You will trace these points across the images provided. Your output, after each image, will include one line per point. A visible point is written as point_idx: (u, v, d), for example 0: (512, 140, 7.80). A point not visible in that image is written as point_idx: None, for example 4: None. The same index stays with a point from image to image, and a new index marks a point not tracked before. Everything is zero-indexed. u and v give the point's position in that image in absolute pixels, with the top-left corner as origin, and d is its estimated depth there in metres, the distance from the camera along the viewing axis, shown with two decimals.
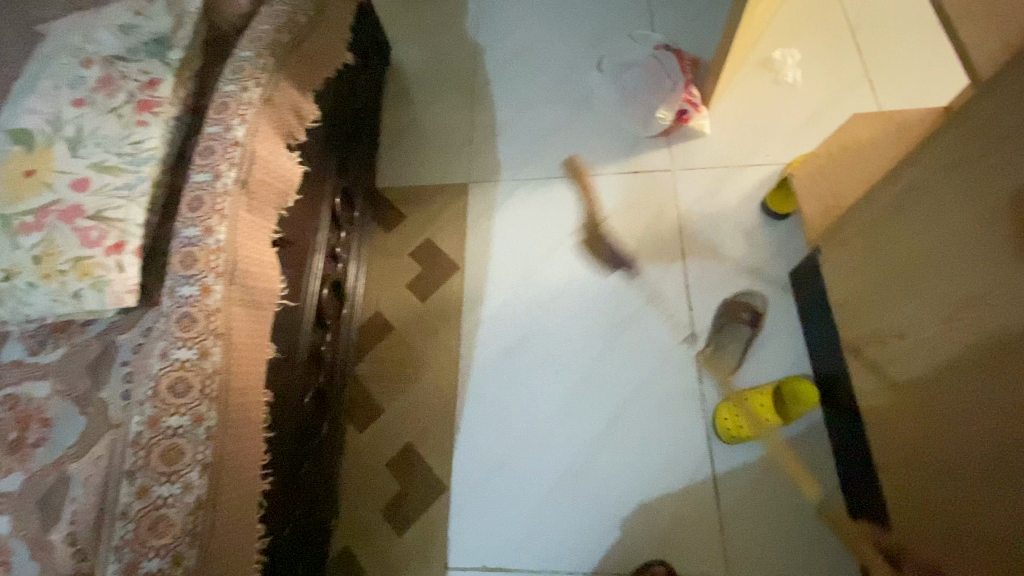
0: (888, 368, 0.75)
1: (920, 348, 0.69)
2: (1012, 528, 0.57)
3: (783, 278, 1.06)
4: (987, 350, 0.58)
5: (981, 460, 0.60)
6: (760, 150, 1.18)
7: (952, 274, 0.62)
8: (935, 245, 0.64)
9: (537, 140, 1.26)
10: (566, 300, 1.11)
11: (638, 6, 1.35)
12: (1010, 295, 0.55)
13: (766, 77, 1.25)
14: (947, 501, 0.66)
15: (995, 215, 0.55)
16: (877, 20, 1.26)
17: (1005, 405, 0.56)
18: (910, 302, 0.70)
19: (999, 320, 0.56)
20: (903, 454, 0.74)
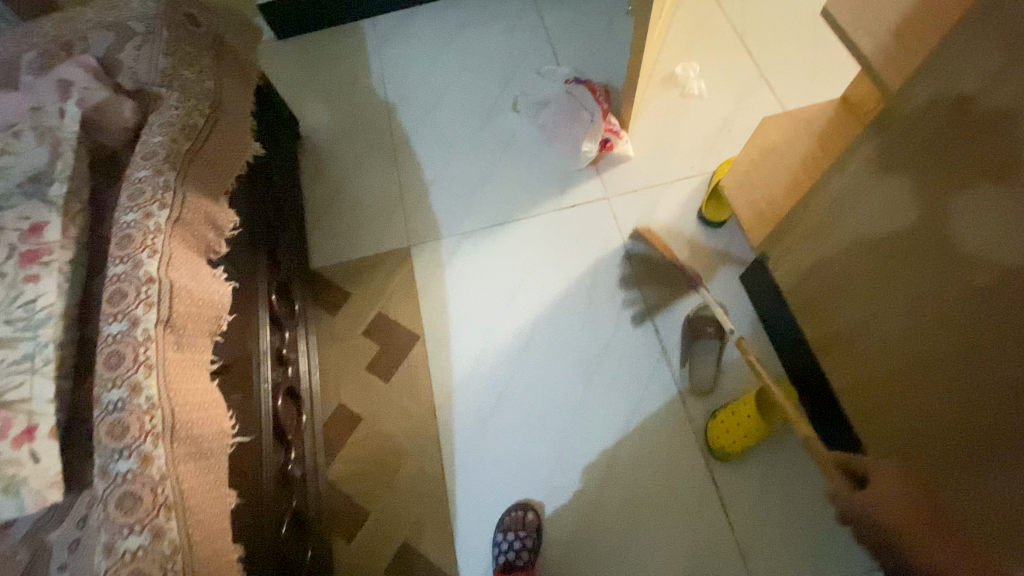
0: (852, 359, 0.79)
1: (874, 333, 0.73)
2: (1003, 477, 0.59)
3: (735, 282, 1.09)
4: (931, 320, 0.63)
5: (958, 422, 0.64)
6: (685, 162, 1.22)
7: (883, 262, 0.68)
8: (860, 239, 0.70)
9: (470, 189, 1.24)
10: (536, 348, 1.08)
11: (540, 42, 1.38)
12: (968, 286, 0.57)
13: (673, 92, 1.30)
14: (939, 470, 0.69)
15: (899, 200, 0.62)
16: (759, 23, 1.35)
17: (964, 362, 0.61)
18: (854, 293, 0.74)
19: (933, 290, 0.61)
20: (889, 435, 0.77)
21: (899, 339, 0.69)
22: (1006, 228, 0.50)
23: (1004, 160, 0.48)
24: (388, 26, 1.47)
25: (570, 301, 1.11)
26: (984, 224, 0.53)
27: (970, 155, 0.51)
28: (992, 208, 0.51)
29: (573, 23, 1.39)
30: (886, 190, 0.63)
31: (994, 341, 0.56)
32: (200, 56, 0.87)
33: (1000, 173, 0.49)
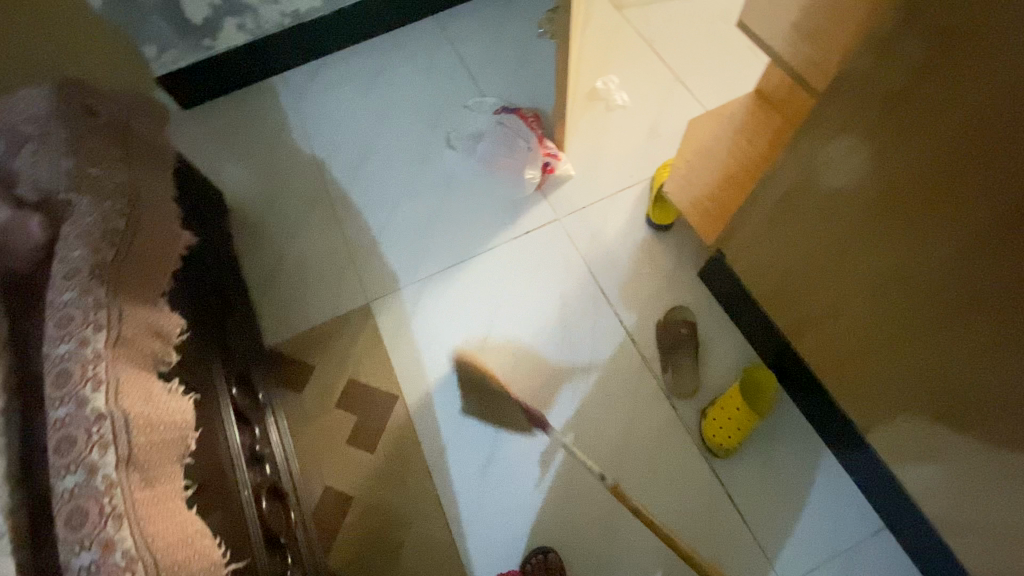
0: (802, 327, 0.86)
1: (810, 297, 0.81)
2: (952, 372, 0.66)
3: (696, 279, 1.12)
4: (843, 265, 0.72)
5: (897, 343, 0.71)
6: (625, 171, 1.26)
7: (794, 233, 0.77)
8: (773, 221, 0.80)
9: (420, 234, 1.21)
10: (520, 382, 1.06)
11: (461, 75, 1.38)
12: (907, 246, 0.62)
13: (599, 106, 1.34)
14: (904, 395, 0.74)
15: (782, 178, 0.73)
16: (665, 30, 1.42)
17: (876, 288, 0.69)
18: (784, 267, 0.83)
19: (834, 237, 0.71)
20: (852, 384, 0.83)
21: (867, 318, 0.73)
22: (968, 205, 0.54)
23: (956, 144, 0.51)
24: (302, 82, 1.43)
25: (543, 332, 1.10)
26: (844, 166, 0.64)
27: (915, 143, 0.55)
28: (844, 150, 0.63)
29: (489, 53, 1.40)
30: (789, 173, 0.72)
31: (887, 259, 0.65)
32: (107, 150, 0.79)
33: (918, 140, 0.54)
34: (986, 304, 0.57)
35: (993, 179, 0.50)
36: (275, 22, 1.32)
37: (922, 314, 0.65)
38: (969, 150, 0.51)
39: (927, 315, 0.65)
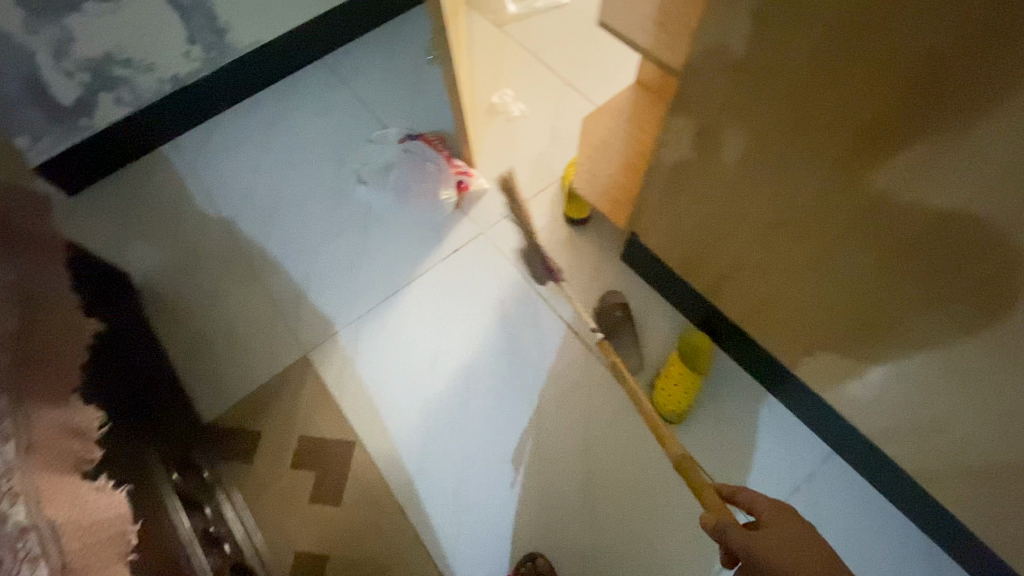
0: (718, 284, 0.92)
1: (717, 254, 0.87)
2: (854, 295, 0.72)
3: (621, 263, 1.18)
4: (740, 217, 0.78)
5: (803, 280, 0.77)
6: (536, 175, 1.31)
7: (691, 200, 0.83)
8: (670, 194, 0.86)
9: (348, 273, 1.20)
10: (476, 396, 1.06)
11: (360, 111, 1.38)
12: (795, 189, 0.67)
13: (499, 120, 1.39)
14: (817, 325, 0.81)
15: (668, 152, 0.79)
16: (546, 39, 1.49)
17: (773, 233, 0.75)
18: (689, 234, 0.89)
19: (726, 194, 0.76)
20: (773, 326, 0.89)
21: (775, 262, 0.79)
22: (853, 146, 0.58)
23: (810, 90, 0.56)
24: (196, 145, 1.38)
25: (489, 345, 1.11)
26: (715, 130, 0.70)
27: (775, 96, 0.60)
28: (710, 117, 0.69)
29: (383, 85, 1.41)
30: (671, 147, 0.78)
31: (778, 205, 0.71)
32: None
33: (783, 92, 0.59)
34: (871, 227, 0.63)
35: (849, 115, 0.55)
36: (155, 90, 1.28)
37: (819, 248, 0.71)
38: (823, 94, 0.56)
39: (821, 248, 0.71)
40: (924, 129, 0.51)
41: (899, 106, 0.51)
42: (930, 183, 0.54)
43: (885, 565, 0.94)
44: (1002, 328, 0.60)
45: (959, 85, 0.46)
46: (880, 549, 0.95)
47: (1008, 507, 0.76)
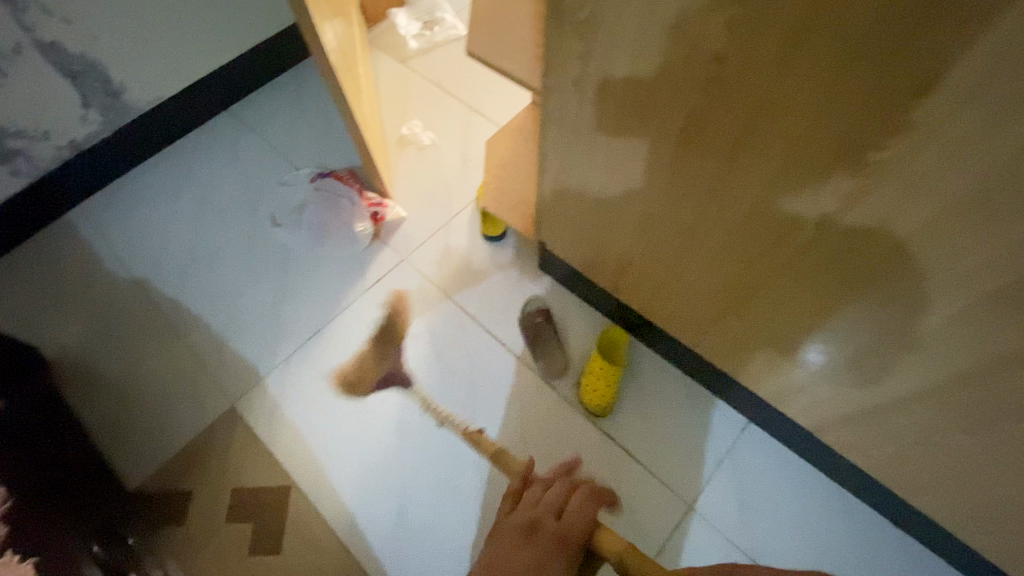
0: (619, 282, 0.97)
1: (612, 253, 0.92)
2: (721, 279, 0.76)
3: (539, 273, 1.22)
4: (620, 215, 0.82)
5: (681, 267, 0.81)
6: (451, 199, 1.34)
7: (579, 205, 0.88)
8: (561, 201, 0.91)
9: (271, 316, 1.19)
10: (410, 421, 1.07)
11: (271, 156, 1.40)
12: (651, 184, 0.72)
13: (411, 150, 1.43)
14: (702, 309, 0.85)
15: (550, 163, 0.84)
16: (449, 70, 1.56)
17: (647, 226, 0.79)
18: (586, 237, 0.94)
19: (604, 195, 0.81)
20: (670, 314, 0.92)
21: (659, 253, 0.82)
22: (682, 141, 0.61)
23: (636, 93, 0.61)
24: (101, 208, 1.35)
25: (418, 368, 1.12)
26: (580, 141, 0.75)
27: (615, 102, 0.64)
28: (572, 129, 0.74)
29: (292, 129, 1.43)
30: (551, 159, 0.83)
31: (643, 201, 0.75)
32: None
33: (619, 99, 0.63)
34: (722, 208, 0.65)
35: (675, 105, 0.58)
36: (52, 157, 1.25)
37: (689, 235, 0.74)
38: (646, 93, 0.60)
39: (686, 237, 0.75)
40: (726, 119, 0.54)
41: (705, 101, 0.55)
42: (746, 167, 0.57)
43: (814, 531, 0.96)
44: (849, 294, 0.62)
45: (748, 68, 0.49)
46: (805, 515, 0.97)
47: (891, 466, 0.79)
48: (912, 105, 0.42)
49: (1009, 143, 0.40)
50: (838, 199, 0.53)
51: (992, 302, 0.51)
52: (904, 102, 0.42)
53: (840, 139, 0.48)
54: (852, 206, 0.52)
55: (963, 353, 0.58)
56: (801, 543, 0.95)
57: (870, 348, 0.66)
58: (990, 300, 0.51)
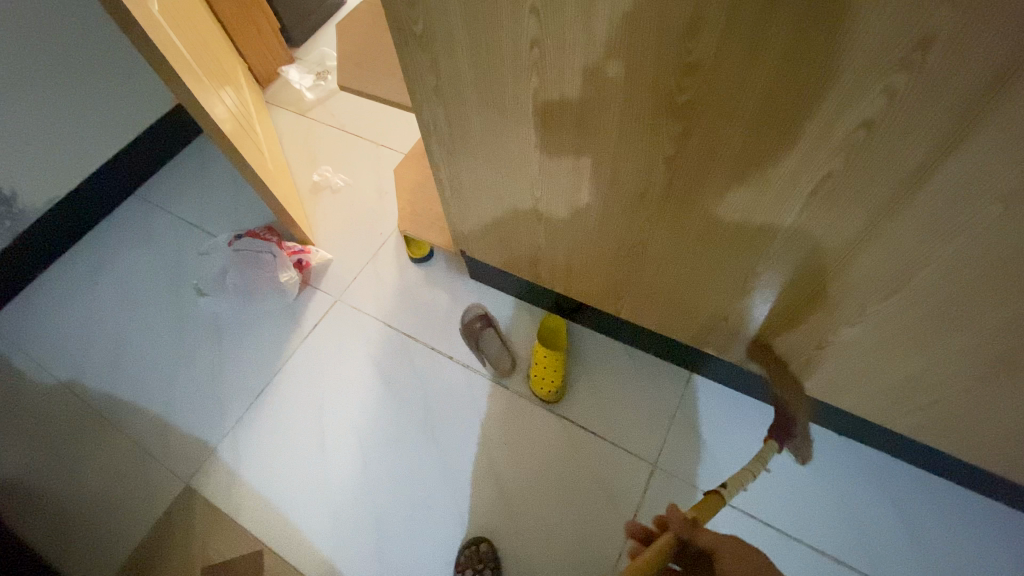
0: (540, 270, 1.01)
1: (525, 244, 0.96)
2: (617, 244, 0.81)
3: (471, 282, 1.25)
4: (518, 209, 0.87)
5: (584, 243, 0.86)
6: (372, 232, 1.37)
7: (482, 208, 0.92)
8: (465, 207, 0.95)
9: (212, 386, 1.17)
10: (372, 453, 1.07)
11: (185, 230, 1.39)
12: (531, 172, 0.76)
13: (325, 195, 1.45)
14: (611, 277, 0.90)
15: (444, 176, 0.89)
16: (349, 113, 1.60)
17: (542, 214, 0.84)
18: (498, 236, 0.98)
19: (500, 194, 0.86)
20: (591, 289, 0.96)
21: (559, 232, 0.87)
22: (540, 123, 0.66)
23: (488, 87, 0.65)
24: (15, 320, 1.30)
25: (372, 400, 1.13)
26: (460, 148, 0.80)
27: (475, 103, 0.69)
28: (449, 139, 0.79)
29: (202, 200, 1.43)
30: (442, 171, 0.88)
31: (533, 190, 0.80)
32: None
33: (477, 96, 0.68)
34: (590, 176, 0.71)
35: (520, 89, 0.63)
36: None
37: (575, 209, 0.79)
38: (496, 86, 0.64)
39: (576, 214, 0.80)
40: (566, 89, 0.59)
41: (543, 79, 0.60)
42: (597, 130, 0.63)
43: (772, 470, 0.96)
44: (714, 230, 0.67)
45: (564, 43, 0.54)
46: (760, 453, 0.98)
47: (809, 383, 0.84)
48: (691, 46, 0.48)
49: (772, 61, 0.45)
50: (670, 142, 0.58)
51: (820, 210, 0.56)
52: (683, 43, 0.48)
53: (655, 86, 0.53)
54: (683, 147, 0.58)
55: (816, 265, 0.63)
56: (758, 485, 0.95)
57: (749, 276, 0.71)
58: (818, 208, 0.56)
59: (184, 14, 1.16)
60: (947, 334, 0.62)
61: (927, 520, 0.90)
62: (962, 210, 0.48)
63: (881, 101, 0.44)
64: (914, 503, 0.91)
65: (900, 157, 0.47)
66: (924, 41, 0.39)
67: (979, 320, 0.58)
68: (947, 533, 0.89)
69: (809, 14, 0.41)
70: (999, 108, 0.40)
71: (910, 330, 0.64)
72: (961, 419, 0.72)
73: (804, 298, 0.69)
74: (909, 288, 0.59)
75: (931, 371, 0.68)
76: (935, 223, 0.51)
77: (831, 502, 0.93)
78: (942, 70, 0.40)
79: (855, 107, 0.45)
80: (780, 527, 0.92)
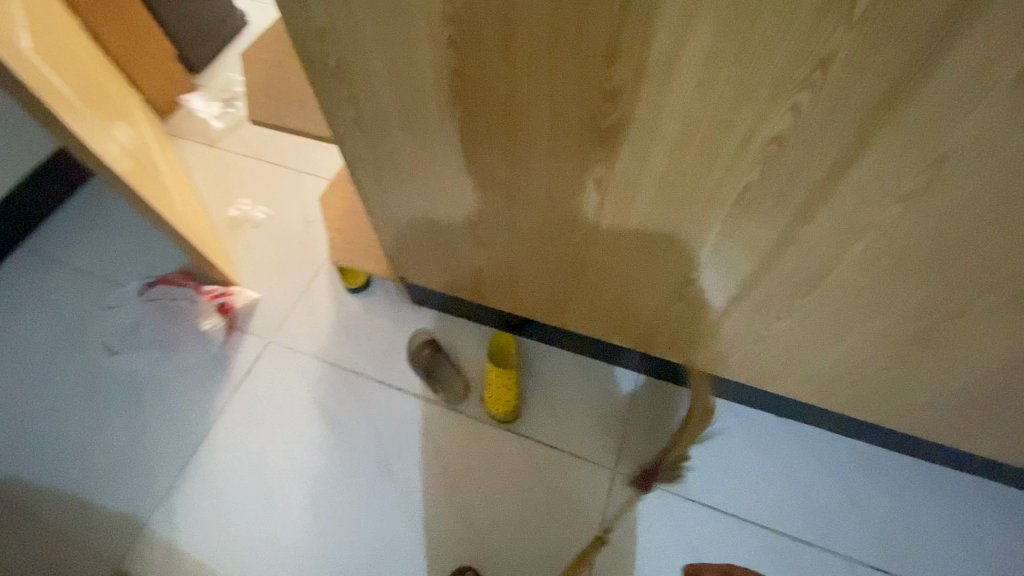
0: (483, 290, 1.00)
1: (465, 267, 0.95)
2: (556, 260, 0.81)
3: (413, 307, 1.22)
4: (455, 233, 0.85)
5: (524, 262, 0.86)
6: (302, 265, 1.30)
7: (417, 234, 0.90)
8: (399, 234, 0.92)
9: (135, 452, 1.06)
10: (325, 500, 1.01)
11: (86, 282, 1.26)
12: (464, 197, 0.75)
13: (246, 230, 1.36)
14: (554, 292, 0.90)
15: (375, 205, 0.86)
16: (265, 140, 1.51)
17: (479, 236, 0.83)
18: (436, 260, 0.96)
19: (434, 219, 0.84)
20: (536, 305, 0.96)
21: (498, 253, 0.86)
22: (470, 149, 0.65)
23: (412, 116, 0.63)
24: None
25: (319, 444, 1.06)
26: (389, 176, 0.77)
27: (400, 132, 0.67)
28: (376, 168, 0.76)
29: (103, 248, 1.30)
30: (372, 200, 0.85)
31: (468, 214, 0.79)
32: None
33: (401, 125, 0.66)
34: (524, 198, 0.70)
35: (445, 117, 0.62)
36: None
37: (512, 229, 0.78)
38: (420, 114, 0.63)
39: (513, 234, 0.80)
40: (492, 116, 0.59)
41: (468, 107, 0.59)
42: (527, 154, 0.63)
43: (723, 459, 1.01)
44: (648, 241, 0.69)
45: (485, 72, 0.54)
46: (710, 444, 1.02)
47: (748, 373, 0.88)
48: (610, 71, 0.49)
49: (688, 83, 0.47)
50: (599, 161, 0.59)
51: (743, 217, 0.59)
52: (603, 69, 0.49)
53: (580, 110, 0.54)
54: (611, 165, 0.59)
55: (744, 266, 0.66)
56: (711, 476, 1.00)
57: (684, 282, 0.74)
58: (741, 215, 0.59)
59: (62, 46, 1.05)
60: (864, 319, 0.67)
61: (862, 485, 0.97)
62: (867, 209, 0.52)
63: (791, 117, 0.46)
64: (851, 472, 0.98)
65: (809, 166, 0.50)
66: (824, 61, 0.41)
67: (888, 305, 0.63)
68: (880, 495, 0.96)
69: (718, 39, 0.43)
70: (890, 120, 0.44)
71: (834, 319, 0.69)
72: (884, 391, 0.78)
73: (736, 298, 0.72)
74: (828, 281, 0.63)
75: (853, 353, 0.74)
76: (848, 222, 0.54)
77: (779, 482, 0.98)
78: (841, 87, 0.43)
79: (766, 123, 0.48)
80: (736, 513, 0.96)
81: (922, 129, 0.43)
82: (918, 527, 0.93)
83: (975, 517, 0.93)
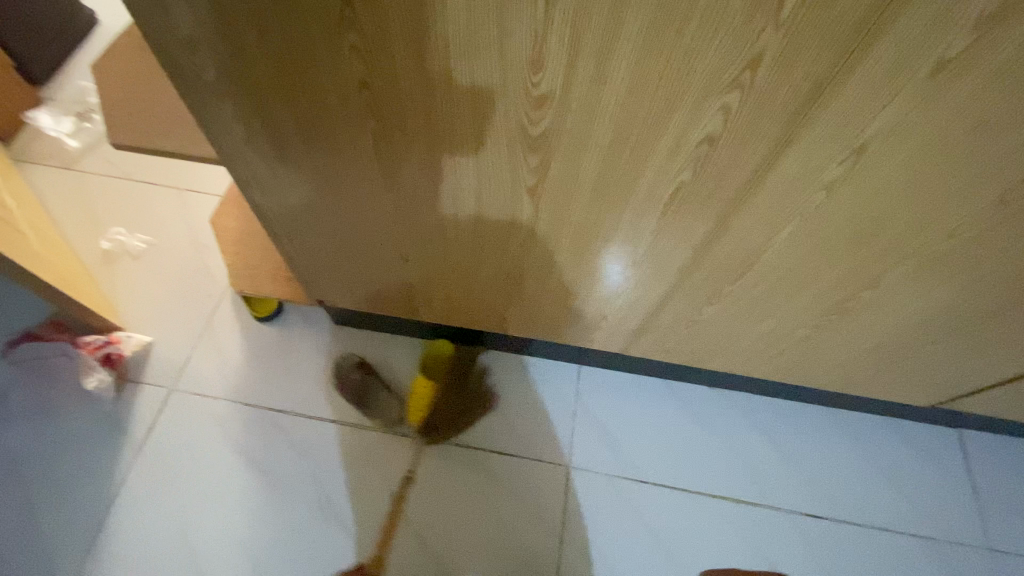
0: (414, 304, 0.94)
1: (393, 283, 0.88)
2: (490, 267, 0.78)
3: (338, 329, 1.13)
4: (377, 250, 0.79)
5: (457, 273, 0.81)
6: (201, 297, 1.15)
7: (334, 255, 0.82)
8: (314, 257, 0.84)
9: (21, 544, 0.90)
10: (265, 555, 0.92)
11: None
12: (385, 213, 0.69)
13: (126, 264, 1.18)
14: (490, 300, 0.87)
15: (282, 230, 0.77)
16: (136, 158, 1.31)
17: (405, 251, 0.78)
18: (360, 280, 0.89)
19: (353, 238, 0.76)
20: (472, 314, 0.92)
21: (428, 267, 0.81)
22: (387, 163, 0.59)
23: (316, 132, 0.56)
24: None
25: (249, 495, 0.96)
26: (296, 198, 0.69)
27: (304, 150, 0.59)
28: (278, 190, 0.68)
29: None
30: (278, 224, 0.76)
31: (390, 230, 0.73)
32: None
33: (304, 141, 0.58)
34: (450, 209, 0.66)
35: (355, 131, 0.55)
36: None
37: (441, 242, 0.73)
38: (326, 129, 0.55)
39: (442, 246, 0.75)
40: (409, 128, 0.53)
41: (381, 120, 0.53)
42: (451, 164, 0.58)
43: (667, 438, 1.05)
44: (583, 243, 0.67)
45: (399, 81, 0.48)
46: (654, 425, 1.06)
47: (686, 356, 0.91)
48: (538, 77, 0.45)
49: (620, 87, 0.45)
50: (531, 168, 0.56)
51: (677, 214, 0.59)
52: (530, 74, 0.45)
53: (507, 119, 0.50)
54: (544, 171, 0.56)
55: (678, 259, 0.67)
56: (659, 456, 1.03)
57: (622, 279, 0.73)
58: (675, 212, 0.59)
59: None
60: (789, 297, 0.70)
61: (792, 441, 1.05)
62: (791, 198, 0.54)
63: (720, 117, 0.46)
64: (781, 431, 1.06)
65: (740, 161, 0.50)
66: (753, 61, 0.41)
67: (810, 282, 0.67)
68: (807, 447, 1.04)
69: (648, 42, 0.41)
70: (814, 113, 0.44)
71: (763, 299, 0.72)
72: (808, 357, 0.84)
73: (672, 289, 0.73)
74: (757, 266, 0.65)
75: (780, 327, 0.78)
76: (775, 212, 0.56)
77: (720, 450, 1.04)
78: (769, 85, 0.43)
79: (699, 123, 0.47)
80: (687, 487, 1.00)
81: (843, 122, 0.45)
82: (842, 470, 1.02)
83: (886, 454, 1.04)
